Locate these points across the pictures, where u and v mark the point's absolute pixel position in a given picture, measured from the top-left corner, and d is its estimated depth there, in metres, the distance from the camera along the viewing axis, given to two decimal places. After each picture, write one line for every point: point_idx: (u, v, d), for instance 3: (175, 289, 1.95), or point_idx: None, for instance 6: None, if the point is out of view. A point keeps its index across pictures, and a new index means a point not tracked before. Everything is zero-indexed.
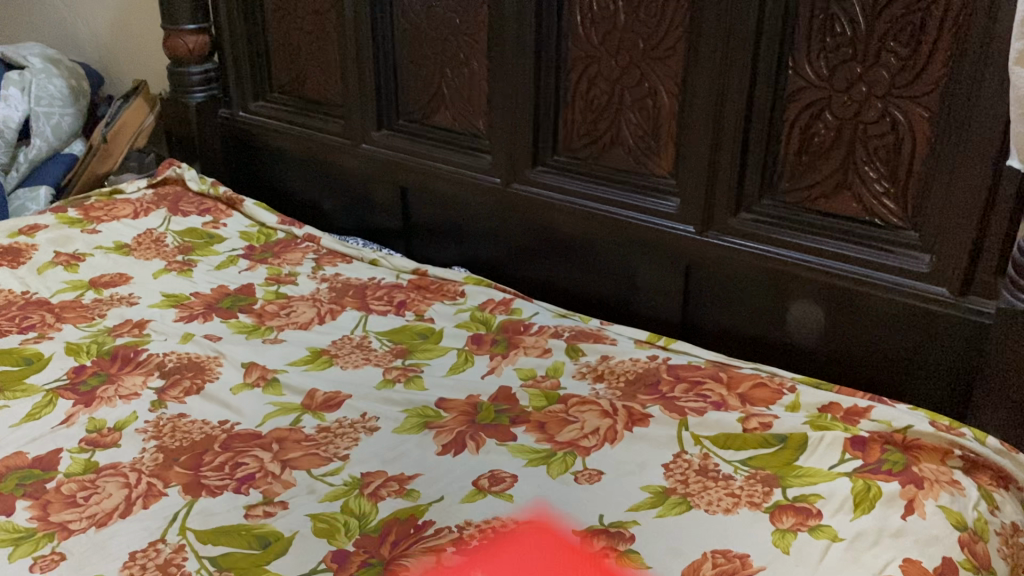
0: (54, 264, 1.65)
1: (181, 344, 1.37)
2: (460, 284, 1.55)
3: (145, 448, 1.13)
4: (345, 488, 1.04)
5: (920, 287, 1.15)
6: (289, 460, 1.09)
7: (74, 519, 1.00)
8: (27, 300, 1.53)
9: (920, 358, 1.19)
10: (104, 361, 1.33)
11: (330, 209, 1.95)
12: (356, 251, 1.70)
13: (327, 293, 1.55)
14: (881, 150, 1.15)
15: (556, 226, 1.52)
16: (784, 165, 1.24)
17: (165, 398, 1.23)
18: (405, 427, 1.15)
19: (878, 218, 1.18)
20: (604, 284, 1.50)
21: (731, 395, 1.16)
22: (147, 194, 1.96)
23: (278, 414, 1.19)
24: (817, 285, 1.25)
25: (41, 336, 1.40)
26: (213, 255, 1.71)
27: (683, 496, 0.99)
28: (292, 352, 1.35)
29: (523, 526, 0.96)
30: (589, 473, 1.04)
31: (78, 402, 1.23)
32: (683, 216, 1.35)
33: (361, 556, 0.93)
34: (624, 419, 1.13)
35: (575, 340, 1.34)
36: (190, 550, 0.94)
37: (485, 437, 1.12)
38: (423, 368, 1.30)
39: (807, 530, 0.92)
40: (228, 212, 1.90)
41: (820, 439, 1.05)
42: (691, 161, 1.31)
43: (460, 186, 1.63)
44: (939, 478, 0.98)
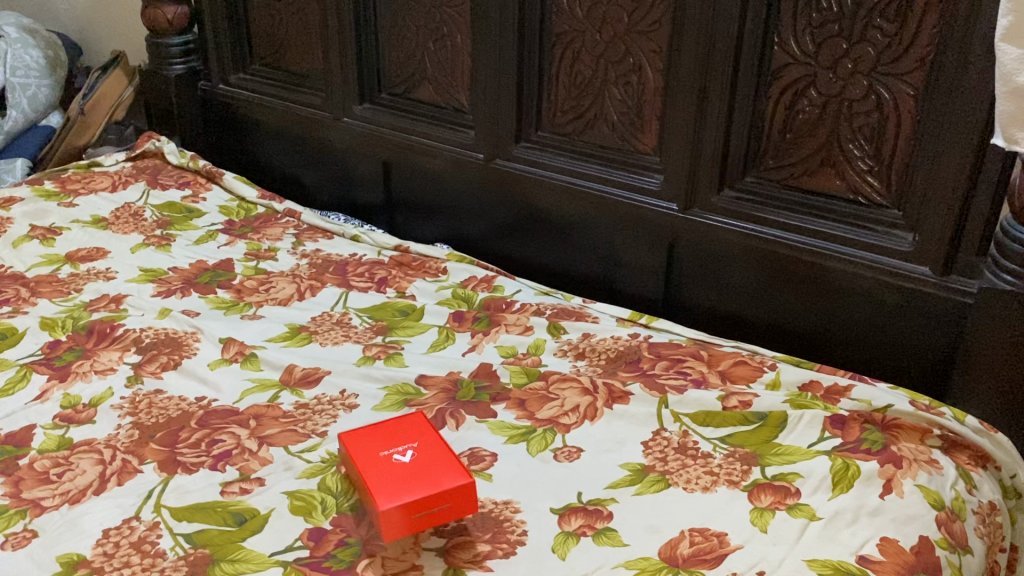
0: (29, 237, 1.63)
1: (158, 320, 1.35)
2: (442, 261, 1.54)
3: (120, 424, 1.11)
4: (322, 465, 1.02)
5: (902, 267, 1.15)
6: (266, 437, 1.08)
7: (47, 496, 0.99)
8: (2, 273, 1.50)
9: (900, 338, 1.19)
10: (80, 336, 1.31)
11: (311, 183, 1.93)
12: (338, 227, 1.68)
13: (307, 269, 1.54)
14: (865, 127, 1.14)
15: (539, 203, 1.51)
16: (767, 142, 1.23)
17: (141, 374, 1.22)
18: (384, 405, 1.14)
19: (861, 196, 1.18)
20: (587, 262, 1.50)
21: (711, 373, 1.16)
22: (125, 167, 1.94)
23: (256, 390, 1.18)
24: (799, 263, 1.24)
25: (16, 310, 1.38)
26: (193, 230, 1.69)
27: (661, 474, 0.99)
28: (270, 328, 1.34)
29: (501, 505, 0.95)
30: (568, 451, 1.04)
31: (53, 377, 1.21)
32: (666, 193, 1.34)
33: (339, 534, 0.91)
34: (604, 397, 1.12)
35: (556, 318, 1.32)
36: (165, 528, 0.93)
37: (465, 414, 1.11)
38: (404, 345, 1.29)
39: (785, 508, 0.92)
40: (208, 186, 1.87)
41: (800, 418, 1.05)
42: (675, 137, 1.30)
43: (443, 162, 1.62)
44: (918, 457, 0.98)
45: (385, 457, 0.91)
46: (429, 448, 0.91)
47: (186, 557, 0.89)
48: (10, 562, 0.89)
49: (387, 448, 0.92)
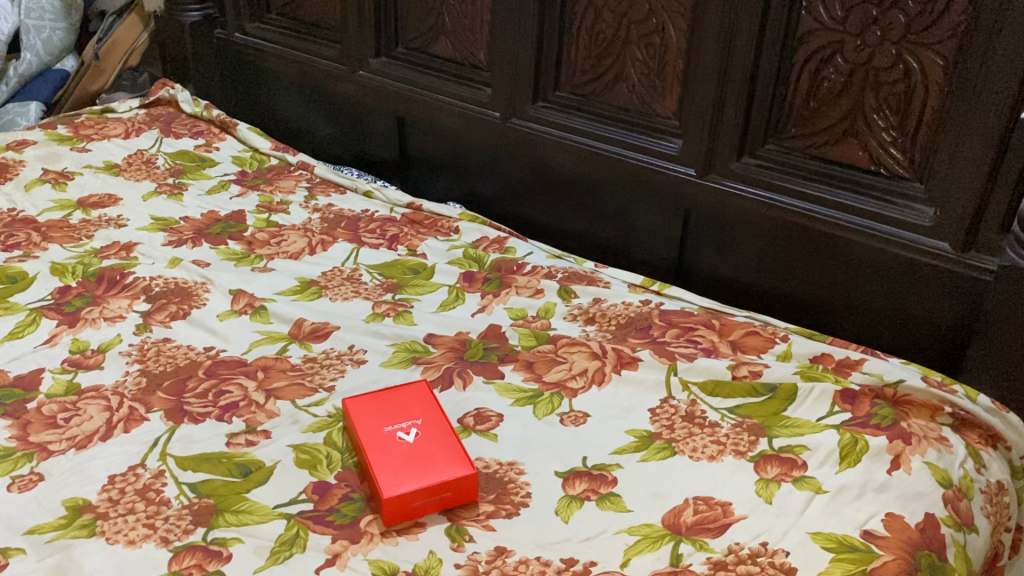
0: (42, 181, 1.62)
1: (168, 269, 1.35)
2: (454, 220, 1.53)
3: (128, 371, 1.11)
4: (328, 420, 1.02)
5: (922, 241, 1.13)
6: (273, 389, 1.08)
7: (54, 440, 0.99)
8: (13, 217, 1.50)
9: (915, 314, 1.17)
10: (90, 282, 1.31)
11: (324, 136, 1.92)
12: (350, 182, 1.67)
13: (319, 223, 1.53)
14: (891, 98, 1.11)
15: (555, 165, 1.50)
16: (790, 110, 1.21)
17: (150, 322, 1.22)
18: (392, 362, 1.13)
19: (883, 167, 1.15)
20: (601, 226, 1.48)
21: (722, 342, 1.15)
22: (139, 114, 1.93)
23: (265, 343, 1.18)
24: (817, 235, 1.22)
25: (27, 255, 1.38)
26: (205, 180, 1.68)
27: (667, 442, 0.98)
28: (280, 281, 1.33)
29: (505, 467, 0.95)
30: (575, 415, 1.03)
31: (62, 322, 1.22)
32: (685, 158, 1.32)
33: (342, 489, 0.91)
34: (613, 362, 1.12)
35: (567, 282, 1.31)
36: (170, 476, 0.93)
37: (472, 374, 1.10)
38: (413, 303, 1.28)
39: (790, 480, 0.91)
40: (222, 136, 1.86)
41: (810, 390, 1.04)
42: (696, 101, 1.27)
43: (459, 119, 1.60)
44: (928, 434, 0.97)
45: (389, 434, 0.91)
46: (434, 430, 0.91)
47: (190, 506, 0.89)
48: (16, 504, 0.90)
49: (391, 424, 0.92)
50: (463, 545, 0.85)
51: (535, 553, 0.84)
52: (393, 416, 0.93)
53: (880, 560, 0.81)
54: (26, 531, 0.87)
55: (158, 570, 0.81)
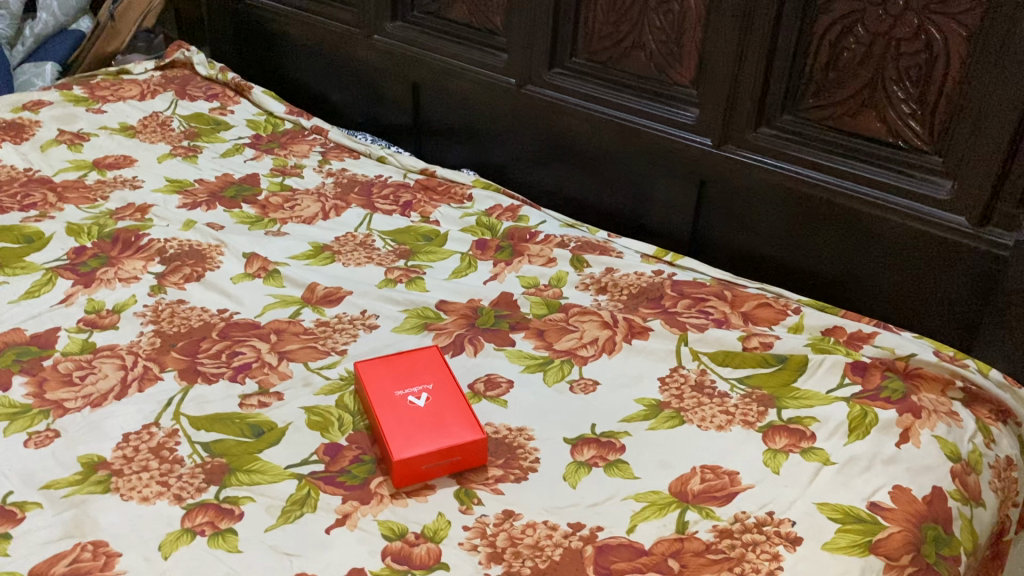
0: (57, 142, 1.63)
1: (182, 231, 1.36)
2: (467, 187, 1.53)
3: (143, 331, 1.12)
4: (340, 383, 1.03)
5: (939, 215, 1.11)
6: (286, 352, 1.09)
7: (70, 398, 1.00)
8: (29, 177, 1.51)
9: (928, 289, 1.17)
10: (105, 243, 1.32)
11: (339, 101, 1.92)
12: (364, 147, 1.67)
13: (332, 188, 1.53)
14: (912, 69, 1.09)
15: (571, 133, 1.49)
16: (809, 79, 1.19)
17: (164, 284, 1.22)
18: (404, 327, 1.14)
19: (902, 140, 1.13)
20: (616, 195, 1.48)
21: (734, 314, 1.15)
22: (154, 76, 1.93)
23: (278, 306, 1.18)
24: (833, 207, 1.21)
25: (43, 215, 1.39)
26: (220, 143, 1.68)
27: (676, 411, 0.99)
28: (294, 246, 1.34)
29: (515, 432, 0.96)
30: (584, 382, 1.04)
31: (78, 283, 1.23)
32: (701, 127, 1.31)
33: (353, 451, 0.92)
34: (624, 332, 1.12)
35: (580, 251, 1.31)
36: (183, 436, 0.94)
37: (484, 341, 1.11)
38: (426, 270, 1.29)
39: (798, 451, 0.91)
40: (237, 99, 1.86)
41: (821, 362, 1.04)
42: (713, 70, 1.26)
43: (475, 85, 1.60)
44: (938, 409, 0.97)
45: (400, 398, 0.91)
46: (445, 395, 0.92)
47: (203, 465, 0.90)
48: (33, 460, 0.91)
49: (403, 388, 0.92)
50: (472, 508, 0.85)
51: (542, 517, 0.84)
52: (406, 380, 0.94)
53: (886, 532, 0.81)
54: (42, 486, 0.88)
55: (172, 526, 0.83)
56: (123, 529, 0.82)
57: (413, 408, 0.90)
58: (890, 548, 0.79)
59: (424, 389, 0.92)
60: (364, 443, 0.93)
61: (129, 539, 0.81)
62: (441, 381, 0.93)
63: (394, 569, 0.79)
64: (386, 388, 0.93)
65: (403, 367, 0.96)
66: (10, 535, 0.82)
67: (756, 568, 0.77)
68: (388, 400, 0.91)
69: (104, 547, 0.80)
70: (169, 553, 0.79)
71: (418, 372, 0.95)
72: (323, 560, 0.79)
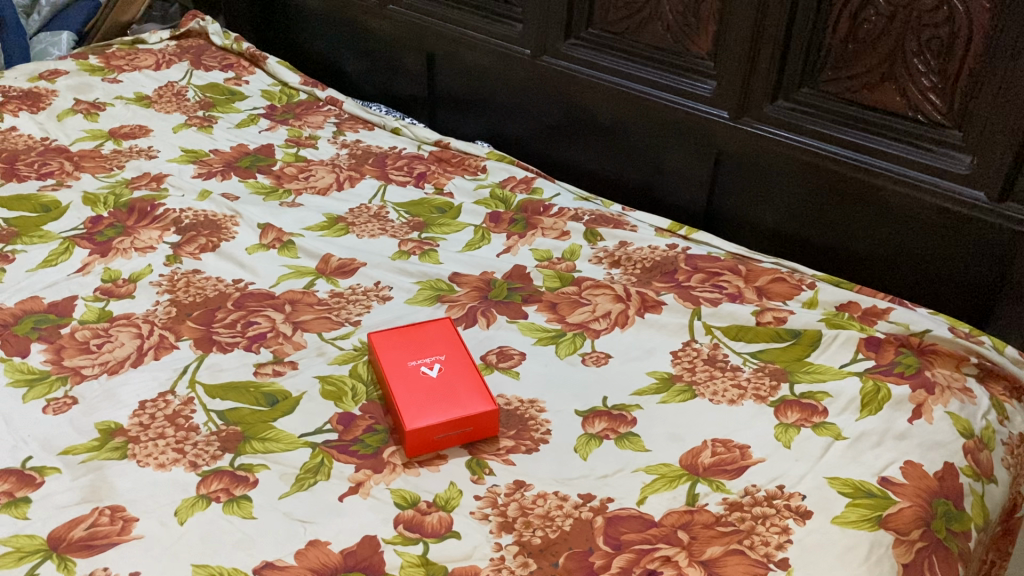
0: (73, 111, 1.63)
1: (198, 202, 1.36)
2: (481, 159, 1.52)
3: (159, 301, 1.13)
4: (354, 353, 1.04)
5: (957, 190, 1.10)
6: (301, 322, 1.09)
7: (87, 365, 1.02)
8: (46, 146, 1.51)
9: (944, 265, 1.16)
10: (121, 213, 1.33)
11: (354, 72, 1.93)
12: (378, 118, 1.66)
13: (346, 159, 1.53)
14: (933, 42, 1.07)
15: (586, 105, 1.49)
16: (828, 51, 1.17)
17: (180, 254, 1.23)
18: (417, 299, 1.14)
19: (921, 114, 1.12)
20: (632, 168, 1.48)
21: (748, 288, 1.14)
22: (169, 46, 1.93)
23: (292, 277, 1.19)
24: (850, 180, 1.20)
25: (60, 184, 1.40)
26: (234, 113, 1.68)
27: (688, 384, 0.99)
28: (308, 217, 1.34)
29: (527, 404, 0.96)
30: (596, 355, 1.04)
31: (95, 252, 1.23)
32: (718, 100, 1.30)
33: (367, 421, 0.93)
34: (637, 305, 1.12)
35: (594, 224, 1.31)
36: (198, 404, 0.95)
37: (496, 313, 1.11)
38: (439, 242, 1.29)
39: (810, 426, 0.91)
40: (251, 69, 1.86)
41: (834, 338, 1.03)
42: (731, 42, 1.25)
43: (490, 55, 1.59)
44: (952, 384, 0.96)
45: (413, 368, 0.92)
46: (457, 367, 0.92)
47: (218, 433, 0.91)
48: (51, 426, 0.93)
49: (415, 359, 0.93)
50: (483, 478, 0.86)
51: (553, 487, 0.85)
52: (421, 351, 0.94)
53: (896, 506, 0.81)
54: (60, 451, 0.89)
55: (187, 492, 0.84)
56: (140, 495, 0.83)
57: (426, 379, 0.91)
58: (900, 523, 0.79)
59: (438, 360, 0.93)
60: (378, 413, 0.94)
61: (146, 504, 0.82)
62: (456, 353, 0.94)
63: (406, 537, 0.79)
64: (400, 357, 0.93)
65: (417, 338, 0.96)
66: (29, 500, 0.83)
67: (765, 541, 0.78)
68: (402, 369, 0.92)
69: (121, 512, 0.81)
70: (185, 519, 0.81)
71: (431, 343, 0.95)
72: (336, 528, 0.80)
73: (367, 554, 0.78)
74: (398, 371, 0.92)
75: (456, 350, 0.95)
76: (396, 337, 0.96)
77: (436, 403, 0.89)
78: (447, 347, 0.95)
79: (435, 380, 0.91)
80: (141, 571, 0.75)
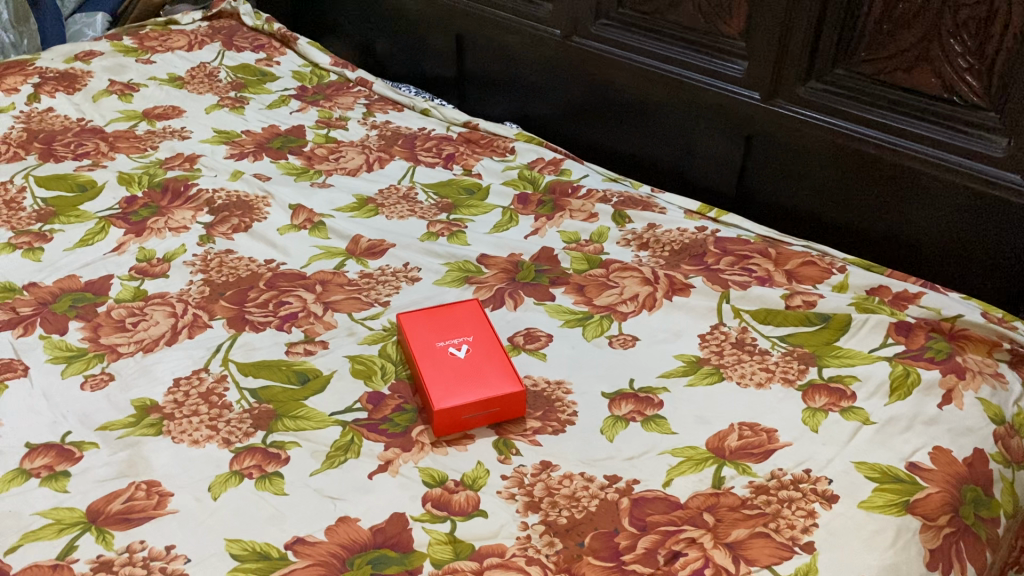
0: (108, 92, 1.65)
1: (230, 182, 1.38)
2: (510, 140, 1.53)
3: (192, 281, 1.15)
4: (383, 333, 1.05)
5: (993, 173, 1.08)
6: (331, 302, 1.11)
7: (123, 343, 1.04)
8: (82, 127, 1.54)
9: (978, 248, 1.14)
10: (155, 193, 1.35)
11: (384, 53, 1.94)
12: (408, 100, 1.67)
13: (376, 140, 1.54)
14: (970, 22, 1.05)
15: (617, 87, 1.48)
16: (862, 32, 1.16)
17: (213, 234, 1.25)
18: (445, 280, 1.15)
19: (957, 95, 1.10)
20: (662, 150, 1.48)
21: (777, 272, 1.14)
22: (202, 27, 1.95)
23: (323, 257, 1.20)
24: (882, 163, 1.19)
25: (95, 164, 1.42)
26: (266, 94, 1.69)
27: (716, 367, 0.99)
28: (338, 198, 1.35)
29: (553, 385, 0.97)
30: (623, 338, 1.04)
31: (130, 232, 1.26)
32: (750, 81, 1.29)
33: (396, 400, 0.94)
34: (665, 288, 1.12)
35: (622, 207, 1.31)
36: (231, 381, 0.97)
37: (524, 295, 1.12)
38: (467, 223, 1.29)
39: (838, 410, 0.91)
40: (282, 50, 1.87)
41: (864, 322, 1.03)
42: (763, 22, 1.23)
43: (520, 36, 1.59)
44: (983, 370, 0.95)
45: (441, 349, 0.93)
46: (485, 348, 0.93)
47: (251, 411, 0.93)
48: (89, 402, 0.95)
49: (443, 340, 0.94)
50: (510, 458, 0.87)
51: (579, 468, 0.86)
52: (451, 332, 0.95)
53: (924, 492, 0.81)
54: (98, 427, 0.92)
55: (220, 468, 0.86)
56: (175, 470, 0.85)
57: (454, 360, 0.92)
58: (927, 508, 0.79)
59: (468, 341, 0.94)
60: (407, 392, 0.95)
61: (180, 479, 0.84)
62: (485, 334, 0.95)
63: (434, 515, 0.81)
64: (429, 338, 0.94)
65: (446, 320, 0.97)
66: (68, 474, 0.85)
67: (791, 524, 0.78)
68: (432, 350, 0.93)
69: (157, 486, 0.83)
70: (219, 494, 0.83)
71: (459, 325, 0.96)
72: (365, 505, 0.82)
73: (396, 531, 0.79)
74: (427, 351, 0.93)
75: (484, 331, 0.95)
76: (424, 319, 0.97)
77: (465, 384, 0.89)
78: (475, 328, 0.96)
79: (464, 360, 0.92)
80: (176, 544, 0.77)
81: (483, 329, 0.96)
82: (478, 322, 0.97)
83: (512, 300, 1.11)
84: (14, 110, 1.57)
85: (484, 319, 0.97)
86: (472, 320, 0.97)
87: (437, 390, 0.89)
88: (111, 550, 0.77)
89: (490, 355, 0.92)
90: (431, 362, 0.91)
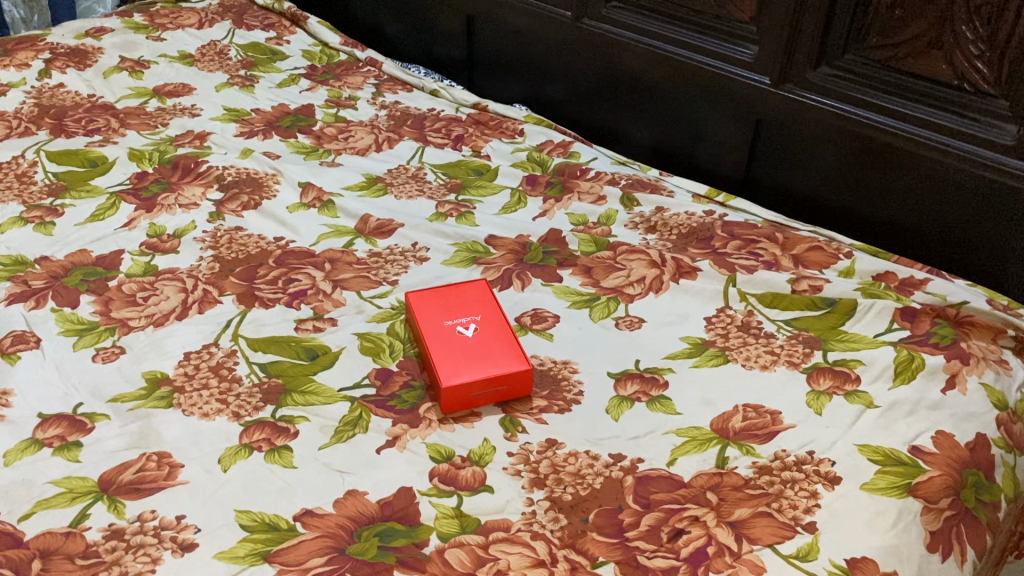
0: (119, 69, 1.66)
1: (240, 160, 1.38)
2: (519, 122, 1.53)
3: (202, 257, 1.16)
4: (391, 311, 1.06)
5: (1001, 160, 1.08)
6: (340, 280, 1.11)
7: (134, 317, 1.05)
8: (92, 103, 1.54)
9: (985, 235, 1.15)
10: (165, 169, 1.36)
11: (394, 33, 1.94)
12: (417, 80, 1.67)
13: (385, 120, 1.54)
14: (983, 9, 1.05)
15: (626, 69, 1.48)
16: (874, 17, 1.15)
17: (223, 211, 1.26)
18: (454, 260, 1.16)
19: (967, 83, 1.10)
20: (671, 132, 1.48)
21: (784, 256, 1.14)
22: (212, 5, 1.95)
23: (332, 236, 1.21)
24: (890, 148, 1.19)
25: (106, 140, 1.43)
26: (275, 73, 1.70)
27: (721, 349, 0.99)
28: (347, 177, 1.36)
29: (560, 365, 0.98)
30: (629, 319, 1.05)
31: (140, 208, 1.26)
32: (761, 66, 1.29)
33: (403, 376, 0.95)
34: (672, 271, 1.12)
35: (631, 190, 1.31)
36: (241, 356, 0.98)
37: (531, 276, 1.12)
38: (476, 205, 1.30)
39: (842, 393, 0.91)
40: (292, 29, 1.87)
41: (870, 307, 1.03)
42: (775, 6, 1.23)
43: (532, 18, 1.59)
44: (987, 356, 0.96)
45: (448, 327, 0.94)
46: (492, 328, 0.94)
47: (260, 385, 0.94)
48: (100, 374, 0.96)
49: (451, 319, 0.95)
50: (516, 436, 0.88)
51: (584, 446, 0.87)
52: (458, 312, 0.96)
53: (926, 475, 0.82)
54: (109, 398, 0.93)
55: (230, 441, 0.87)
56: (185, 442, 0.86)
57: (460, 339, 0.93)
58: (929, 491, 0.80)
59: (476, 320, 0.94)
60: (415, 370, 0.96)
61: (191, 451, 0.85)
62: (493, 313, 0.95)
63: (441, 489, 0.82)
64: (437, 317, 0.95)
65: (454, 299, 0.98)
66: (80, 444, 0.86)
67: (793, 505, 0.79)
68: (439, 329, 0.94)
69: (167, 458, 0.85)
70: (229, 466, 0.84)
71: (467, 304, 0.97)
72: (373, 478, 0.83)
73: (402, 505, 0.80)
74: (435, 330, 0.93)
75: (491, 310, 0.96)
76: (432, 298, 0.98)
77: (472, 363, 0.90)
78: (483, 307, 0.96)
79: (470, 339, 0.93)
80: (187, 514, 0.79)
81: (490, 308, 0.96)
82: (485, 301, 0.97)
83: (519, 281, 1.11)
84: (25, 85, 1.58)
85: (491, 299, 0.98)
86: (479, 299, 0.97)
87: (444, 368, 0.89)
88: (122, 519, 0.78)
89: (496, 335, 0.93)
90: (438, 341, 0.92)
